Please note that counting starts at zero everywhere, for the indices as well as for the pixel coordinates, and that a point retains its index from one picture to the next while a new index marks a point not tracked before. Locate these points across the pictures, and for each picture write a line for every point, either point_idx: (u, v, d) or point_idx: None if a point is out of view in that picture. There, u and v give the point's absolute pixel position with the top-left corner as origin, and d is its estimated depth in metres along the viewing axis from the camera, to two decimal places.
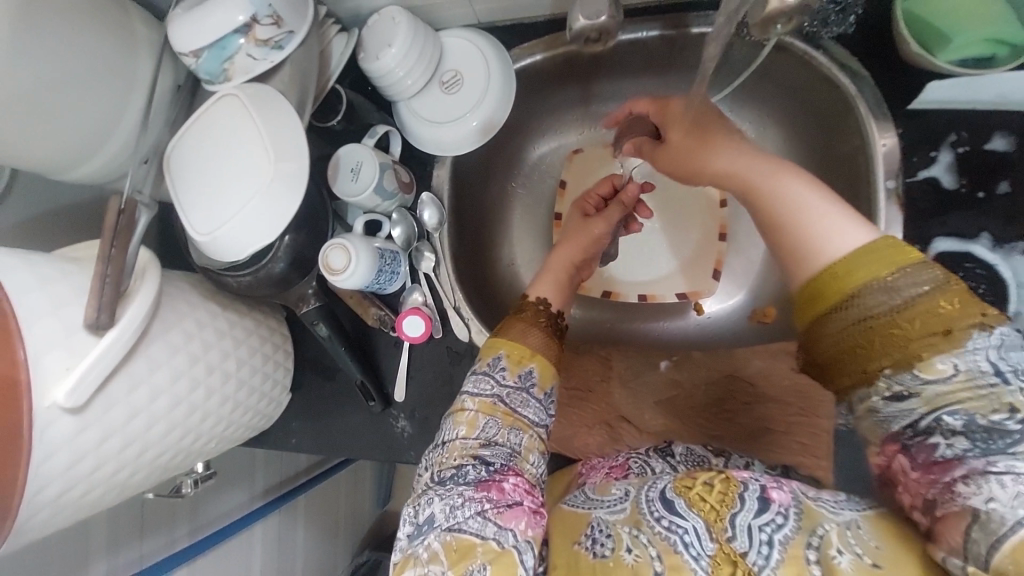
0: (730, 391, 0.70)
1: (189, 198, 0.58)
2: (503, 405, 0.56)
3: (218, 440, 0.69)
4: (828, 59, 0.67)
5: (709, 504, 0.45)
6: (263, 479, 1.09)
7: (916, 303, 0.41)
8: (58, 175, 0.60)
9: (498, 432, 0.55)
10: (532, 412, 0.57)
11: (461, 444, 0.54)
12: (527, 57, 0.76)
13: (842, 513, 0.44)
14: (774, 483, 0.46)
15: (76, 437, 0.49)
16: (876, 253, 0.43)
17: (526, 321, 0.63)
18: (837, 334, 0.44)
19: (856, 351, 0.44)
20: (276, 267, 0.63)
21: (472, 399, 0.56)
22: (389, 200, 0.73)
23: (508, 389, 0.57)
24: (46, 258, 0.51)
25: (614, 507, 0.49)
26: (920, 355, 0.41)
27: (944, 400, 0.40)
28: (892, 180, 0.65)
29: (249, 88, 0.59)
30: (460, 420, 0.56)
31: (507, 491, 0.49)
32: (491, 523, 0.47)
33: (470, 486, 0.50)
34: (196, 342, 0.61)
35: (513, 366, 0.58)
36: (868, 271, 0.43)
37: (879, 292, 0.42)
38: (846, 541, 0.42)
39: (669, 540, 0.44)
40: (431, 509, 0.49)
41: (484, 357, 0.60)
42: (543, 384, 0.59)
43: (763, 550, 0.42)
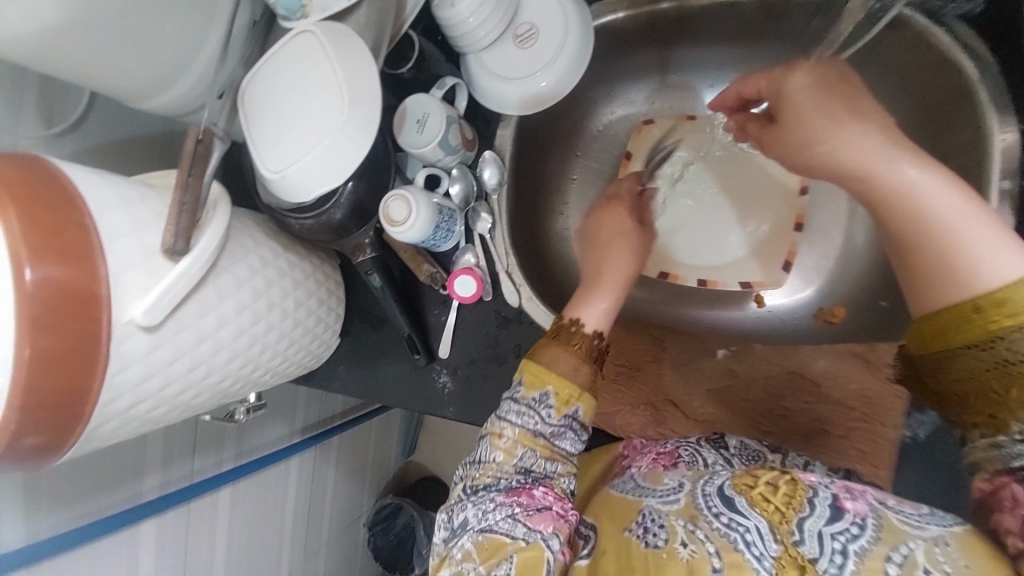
0: (790, 387, 0.66)
1: (268, 130, 0.58)
2: (542, 438, 0.54)
3: (272, 373, 0.72)
4: (949, 38, 0.61)
5: (774, 505, 0.44)
6: (303, 417, 1.15)
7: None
8: (139, 102, 0.62)
9: (535, 462, 0.53)
10: (569, 444, 0.55)
11: (496, 466, 0.53)
12: (608, 14, 0.73)
13: (928, 528, 0.41)
14: (847, 493, 0.44)
15: (150, 353, 0.52)
16: None
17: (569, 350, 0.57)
18: (971, 371, 0.44)
19: (987, 392, 0.44)
20: (336, 215, 0.63)
21: (512, 428, 0.54)
22: (451, 156, 0.71)
23: (551, 427, 0.54)
24: (129, 182, 0.53)
25: (667, 498, 0.49)
26: None
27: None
28: (1008, 179, 0.58)
29: (325, 25, 0.58)
30: (498, 444, 0.54)
31: (536, 497, 0.51)
32: (520, 524, 0.49)
33: (501, 492, 0.52)
34: (259, 277, 0.63)
35: (561, 406, 0.54)
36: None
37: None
38: (935, 559, 0.39)
39: (728, 538, 0.43)
40: (465, 514, 0.52)
41: (527, 389, 0.55)
42: (585, 417, 0.56)
43: (835, 559, 0.41)
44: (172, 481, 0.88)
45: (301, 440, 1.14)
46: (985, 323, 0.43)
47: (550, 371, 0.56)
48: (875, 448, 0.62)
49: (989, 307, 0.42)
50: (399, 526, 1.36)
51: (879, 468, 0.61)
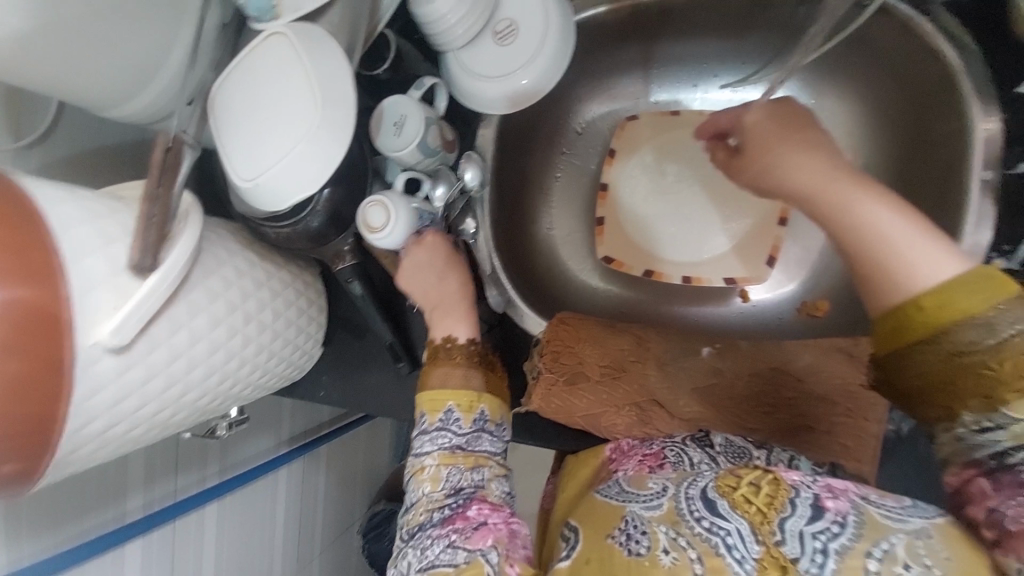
0: (774, 384, 0.66)
1: (239, 135, 0.56)
2: (461, 451, 0.56)
3: (253, 387, 0.70)
4: (934, 26, 0.62)
5: (755, 507, 0.44)
6: (289, 426, 1.13)
7: (1012, 344, 0.41)
8: (104, 111, 0.60)
9: (462, 477, 0.54)
10: (488, 444, 0.58)
11: (426, 500, 0.54)
12: (591, 9, 0.73)
13: (910, 521, 0.42)
14: (829, 491, 0.45)
15: (121, 374, 0.50)
16: (972, 286, 0.42)
17: (454, 365, 0.61)
18: (921, 367, 0.45)
19: (941, 386, 0.44)
20: (313, 223, 0.62)
21: (432, 455, 0.56)
22: (432, 158, 0.69)
23: (465, 436, 0.57)
24: (94, 195, 0.51)
25: (650, 503, 0.48)
26: (1011, 398, 0.41)
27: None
28: (990, 170, 0.61)
29: (297, 27, 0.56)
30: (422, 477, 0.55)
31: (471, 517, 0.50)
32: (460, 550, 0.48)
33: (436, 525, 0.51)
34: (234, 289, 0.61)
35: (465, 414, 0.58)
36: (965, 307, 0.42)
37: (975, 331, 0.42)
38: (915, 553, 0.40)
39: (710, 543, 0.43)
40: (408, 560, 0.50)
41: (432, 412, 0.59)
42: (496, 415, 0.60)
43: (817, 559, 0.41)
44: (155, 500, 0.85)
45: (289, 450, 1.12)
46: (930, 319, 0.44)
47: (443, 389, 0.60)
48: (859, 443, 0.62)
49: (931, 304, 0.43)
50: (391, 532, 1.35)
51: (862, 462, 0.61)
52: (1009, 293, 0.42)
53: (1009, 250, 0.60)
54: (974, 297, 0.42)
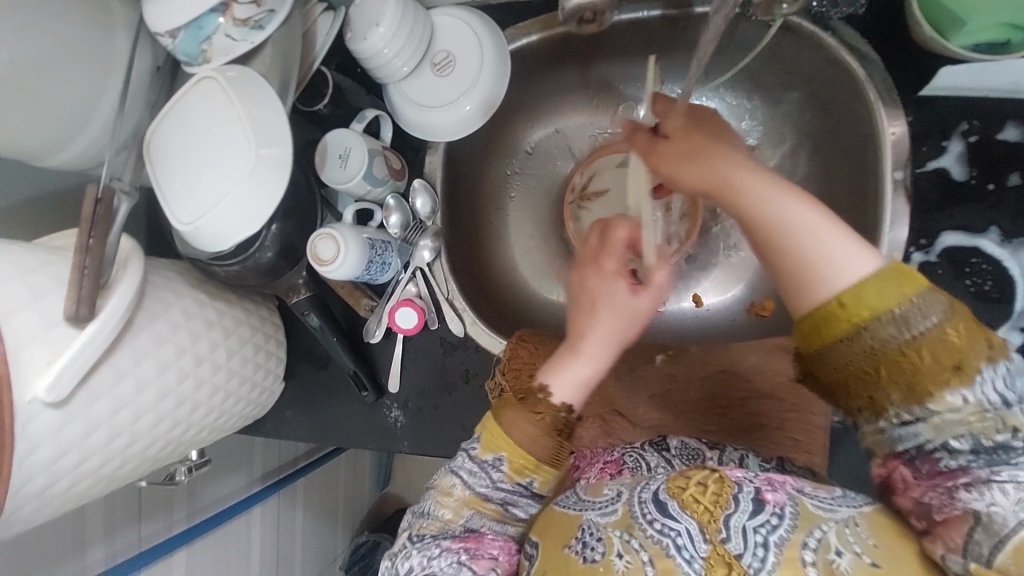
0: (725, 386, 0.70)
1: (180, 178, 0.57)
2: (494, 502, 0.53)
3: (210, 430, 0.69)
4: (836, 40, 0.62)
5: (703, 505, 0.45)
6: (261, 465, 1.09)
7: (926, 336, 0.43)
8: (40, 162, 0.59)
9: (483, 524, 0.53)
10: (523, 507, 0.54)
11: (445, 520, 0.53)
12: (522, 38, 0.74)
13: (839, 511, 0.45)
14: (769, 484, 0.46)
15: (60, 430, 0.49)
16: (886, 282, 0.44)
17: (540, 420, 0.52)
18: (845, 363, 0.46)
19: (860, 380, 0.46)
20: (264, 256, 0.62)
21: (463, 488, 0.53)
22: (381, 188, 0.71)
23: (502, 489, 0.53)
24: (27, 248, 0.51)
25: (605, 510, 0.49)
26: (929, 388, 0.43)
27: (954, 425, 0.42)
28: (900, 170, 0.61)
29: (231, 71, 0.57)
30: (447, 502, 0.53)
31: (485, 542, 0.52)
32: (466, 569, 0.50)
33: (449, 538, 0.52)
34: (183, 332, 0.60)
35: (513, 474, 0.52)
36: (878, 302, 0.44)
37: (890, 326, 0.44)
38: (846, 541, 0.43)
39: (661, 544, 0.44)
40: (411, 562, 0.51)
41: (483, 448, 0.53)
42: (543, 486, 0.53)
43: (758, 552, 0.42)
44: (118, 551, 0.83)
45: (263, 489, 1.08)
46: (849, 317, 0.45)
47: (503, 436, 0.52)
48: (811, 438, 0.64)
49: (852, 303, 0.44)
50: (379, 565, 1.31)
51: (813, 455, 0.62)
52: (917, 288, 0.44)
53: (925, 245, 0.62)
54: (884, 294, 0.44)
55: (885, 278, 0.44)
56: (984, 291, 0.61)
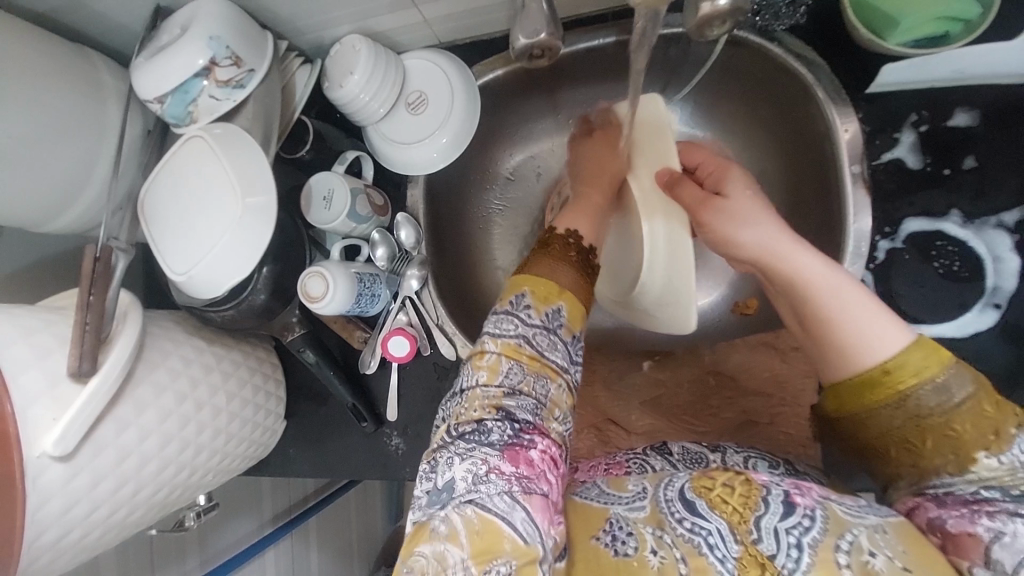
0: (715, 386, 0.72)
1: (172, 231, 0.61)
2: (528, 348, 0.52)
3: (215, 472, 0.70)
4: (783, 50, 0.65)
5: (732, 506, 0.46)
6: (271, 506, 1.10)
7: (960, 408, 0.45)
8: (41, 228, 0.63)
9: (523, 380, 0.51)
10: (559, 357, 0.53)
11: (482, 393, 0.51)
12: (489, 73, 0.78)
13: (868, 517, 0.45)
14: (796, 489, 0.47)
15: (68, 482, 0.51)
16: (920, 358, 0.45)
17: (554, 258, 0.58)
18: (889, 428, 0.48)
19: (905, 445, 0.47)
20: (257, 299, 0.65)
21: (495, 341, 0.53)
22: (365, 224, 0.74)
23: (534, 329, 0.53)
24: (31, 310, 0.54)
25: (632, 505, 0.50)
26: (971, 453, 0.44)
27: (986, 479, 0.44)
28: (858, 164, 0.63)
29: (215, 129, 0.61)
30: (481, 364, 0.53)
31: (534, 462, 0.48)
32: (518, 505, 0.45)
33: (495, 450, 0.48)
34: (183, 379, 0.62)
35: (540, 302, 0.53)
36: (918, 374, 0.45)
37: (930, 395, 0.45)
38: (877, 544, 0.43)
39: (693, 543, 0.45)
40: (452, 475, 0.48)
41: (504, 296, 0.55)
42: (572, 326, 0.54)
43: (791, 553, 0.43)
44: None
45: (274, 530, 1.08)
46: (891, 384, 0.46)
47: (532, 275, 0.56)
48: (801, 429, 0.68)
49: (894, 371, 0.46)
50: None
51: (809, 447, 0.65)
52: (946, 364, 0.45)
53: (890, 232, 0.64)
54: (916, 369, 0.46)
55: (914, 353, 0.46)
56: (954, 271, 0.63)
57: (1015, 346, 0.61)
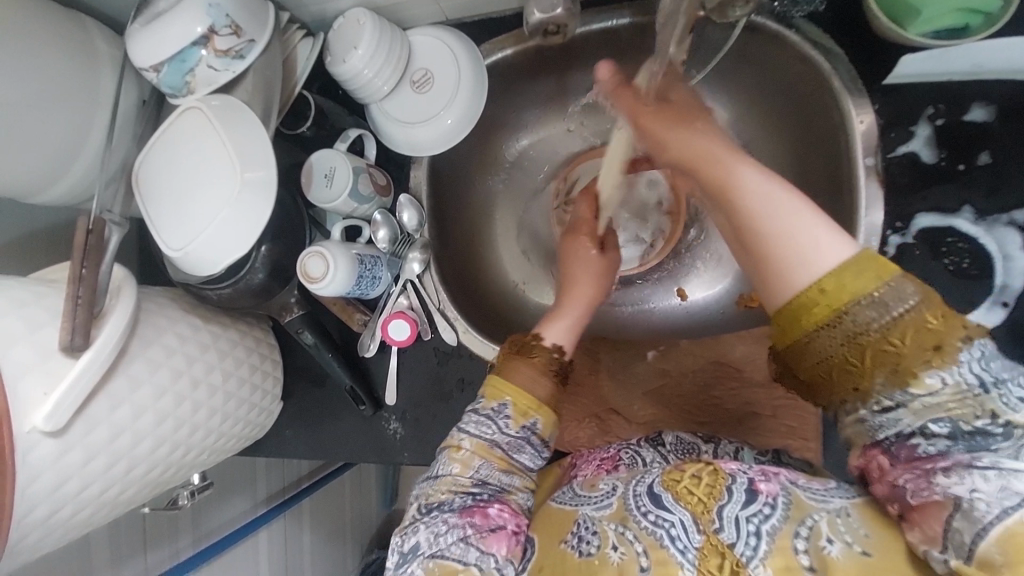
0: (718, 377, 0.71)
1: (167, 205, 0.59)
2: (499, 449, 0.53)
3: (210, 452, 0.69)
4: (800, 38, 0.63)
5: (697, 497, 0.45)
6: (265, 486, 1.09)
7: (903, 321, 0.39)
8: (30, 198, 0.61)
9: (491, 474, 0.52)
10: (527, 457, 0.55)
11: (451, 479, 0.52)
12: (498, 52, 0.75)
13: (831, 502, 0.44)
14: (762, 475, 0.46)
15: (60, 458, 0.50)
16: (862, 267, 0.40)
17: (533, 366, 0.57)
18: (830, 354, 0.41)
19: (845, 370, 0.42)
20: (255, 278, 0.63)
21: (469, 439, 0.54)
22: (367, 204, 0.73)
23: (508, 437, 0.54)
24: (21, 282, 0.52)
25: (600, 503, 0.49)
26: (911, 371, 0.40)
27: (932, 410, 0.39)
28: (871, 157, 0.62)
29: (213, 101, 0.59)
30: (454, 457, 0.53)
31: (491, 516, 0.49)
32: (473, 547, 0.47)
33: (454, 512, 0.49)
34: (179, 356, 0.61)
35: (518, 417, 0.54)
36: (858, 287, 0.40)
37: (869, 311, 0.40)
38: (837, 530, 0.42)
39: (655, 535, 0.44)
40: (416, 538, 0.49)
41: (488, 398, 0.56)
42: (545, 432, 0.56)
43: (751, 541, 0.42)
44: None
45: (267, 511, 1.08)
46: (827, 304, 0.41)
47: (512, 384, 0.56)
48: (802, 422, 0.67)
49: (829, 288, 0.40)
50: None
51: (809, 440, 0.65)
52: (890, 274, 0.40)
53: (901, 227, 0.63)
54: (862, 279, 0.40)
55: (859, 262, 0.40)
56: (962, 269, 0.62)
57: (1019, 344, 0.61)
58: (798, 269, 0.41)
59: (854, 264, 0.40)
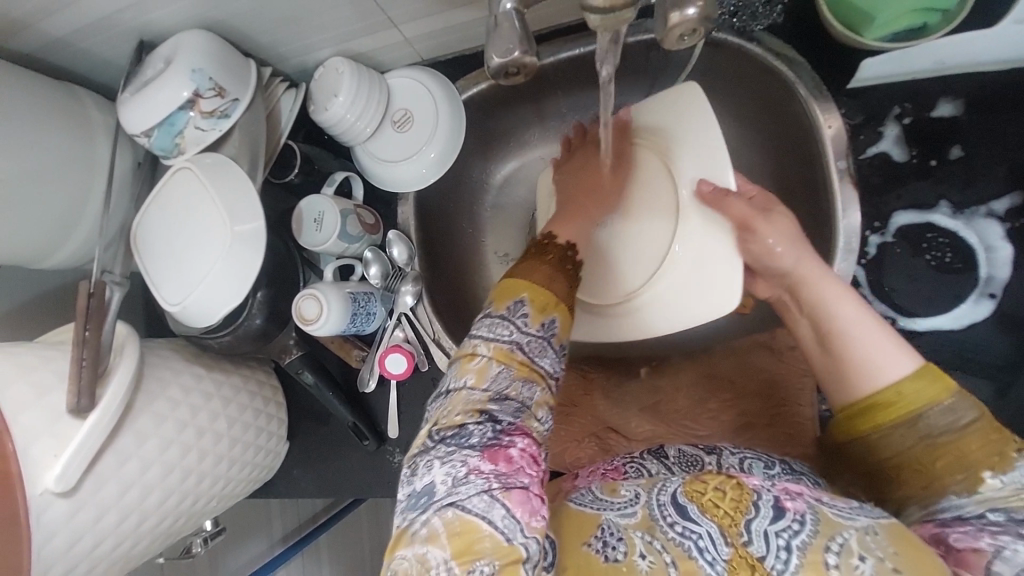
0: (711, 390, 0.73)
1: (164, 262, 0.61)
2: (520, 353, 0.52)
3: (220, 498, 0.70)
4: (762, 49, 0.65)
5: (723, 510, 0.45)
6: (281, 525, 1.10)
7: (967, 431, 0.48)
8: (36, 264, 0.64)
9: (509, 384, 0.51)
10: (548, 363, 0.53)
11: (467, 396, 0.51)
12: (473, 87, 0.78)
13: (859, 519, 0.44)
14: (787, 493, 0.46)
15: (72, 517, 0.52)
16: (931, 379, 0.49)
17: (549, 264, 0.58)
18: (903, 450, 0.50)
19: (915, 466, 0.50)
20: (254, 323, 0.65)
21: (485, 345, 0.52)
22: (357, 243, 0.75)
23: (528, 337, 0.53)
24: (29, 347, 0.54)
25: (625, 510, 0.49)
26: (979, 471, 0.47)
27: (996, 499, 0.46)
28: (843, 160, 0.63)
29: (204, 158, 0.62)
30: (469, 367, 0.52)
31: (513, 461, 0.47)
32: (496, 503, 0.45)
33: (474, 451, 0.47)
34: (183, 408, 0.63)
35: (537, 312, 0.53)
36: (930, 397, 0.48)
37: (940, 417, 0.48)
38: (868, 546, 0.42)
39: (683, 547, 0.45)
40: (432, 478, 0.47)
41: (499, 302, 0.55)
42: (563, 335, 0.56)
43: (780, 555, 0.43)
44: None
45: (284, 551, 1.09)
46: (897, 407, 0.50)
47: (529, 282, 0.55)
48: (800, 430, 0.66)
49: (898, 395, 0.49)
50: None
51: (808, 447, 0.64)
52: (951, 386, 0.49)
53: (880, 227, 0.65)
54: (928, 392, 0.49)
55: (927, 373, 0.49)
56: (946, 263, 0.64)
57: (1011, 334, 0.62)
58: (866, 378, 0.51)
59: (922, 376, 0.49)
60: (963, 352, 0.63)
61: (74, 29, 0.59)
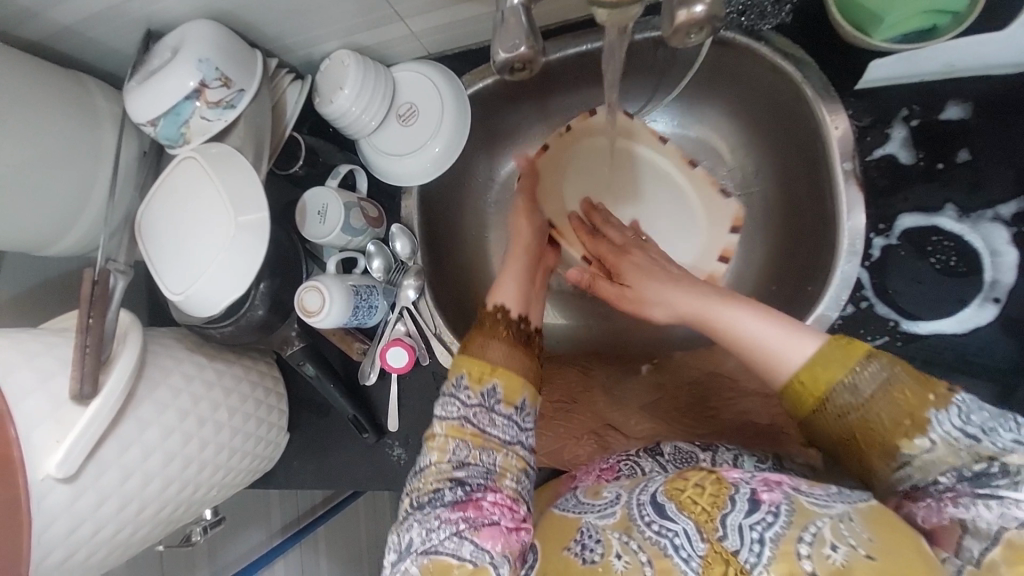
0: (711, 389, 0.73)
1: (167, 253, 0.61)
2: (470, 425, 0.53)
3: (220, 487, 0.71)
4: (770, 49, 0.65)
5: (701, 506, 0.45)
6: (280, 516, 1.11)
7: (878, 398, 0.46)
8: (40, 251, 0.64)
9: (469, 453, 0.52)
10: (501, 429, 0.54)
11: (435, 468, 0.52)
12: (479, 82, 0.78)
13: (834, 507, 0.44)
14: (765, 485, 0.46)
15: (73, 502, 0.53)
16: (830, 356, 0.48)
17: (484, 334, 0.59)
18: (832, 431, 0.49)
19: (848, 443, 0.49)
20: (256, 313, 0.65)
21: (439, 423, 0.54)
22: (360, 236, 0.75)
23: (473, 408, 0.54)
24: (32, 334, 0.55)
25: (604, 512, 0.50)
26: (899, 438, 0.46)
27: (936, 465, 0.44)
28: (848, 162, 0.63)
29: (211, 148, 0.62)
30: (431, 445, 0.54)
31: (484, 509, 0.48)
32: (467, 543, 0.46)
33: (446, 507, 0.49)
34: (185, 397, 0.63)
35: (472, 381, 0.55)
36: (833, 374, 0.48)
37: (848, 393, 0.47)
38: (841, 534, 0.42)
39: (659, 545, 0.45)
40: (409, 534, 0.48)
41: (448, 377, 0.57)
42: (511, 399, 0.55)
43: (754, 548, 0.42)
44: None
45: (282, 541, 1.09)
46: (812, 392, 0.49)
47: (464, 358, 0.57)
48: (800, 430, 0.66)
49: (807, 381, 0.49)
50: None
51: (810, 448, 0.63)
52: (857, 355, 0.48)
53: (884, 229, 0.64)
54: (832, 367, 0.48)
55: (827, 352, 0.48)
56: (951, 267, 0.63)
57: (1014, 338, 0.62)
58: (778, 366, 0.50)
59: (824, 354, 0.49)
60: (967, 355, 0.63)
61: (82, 17, 0.60)
